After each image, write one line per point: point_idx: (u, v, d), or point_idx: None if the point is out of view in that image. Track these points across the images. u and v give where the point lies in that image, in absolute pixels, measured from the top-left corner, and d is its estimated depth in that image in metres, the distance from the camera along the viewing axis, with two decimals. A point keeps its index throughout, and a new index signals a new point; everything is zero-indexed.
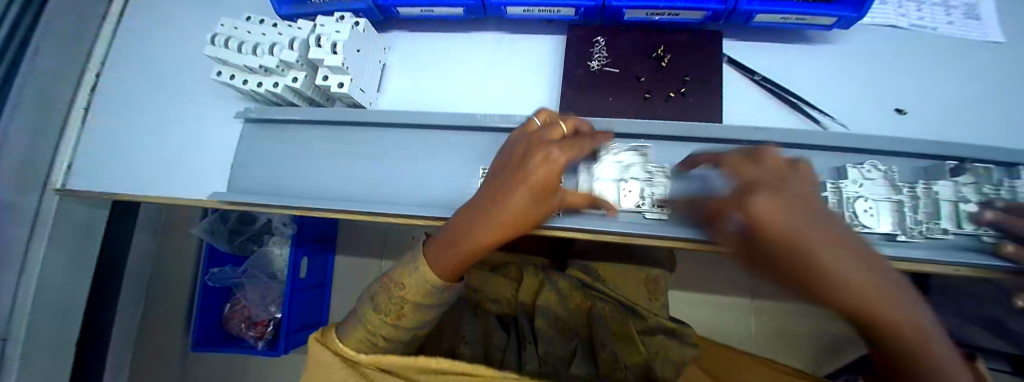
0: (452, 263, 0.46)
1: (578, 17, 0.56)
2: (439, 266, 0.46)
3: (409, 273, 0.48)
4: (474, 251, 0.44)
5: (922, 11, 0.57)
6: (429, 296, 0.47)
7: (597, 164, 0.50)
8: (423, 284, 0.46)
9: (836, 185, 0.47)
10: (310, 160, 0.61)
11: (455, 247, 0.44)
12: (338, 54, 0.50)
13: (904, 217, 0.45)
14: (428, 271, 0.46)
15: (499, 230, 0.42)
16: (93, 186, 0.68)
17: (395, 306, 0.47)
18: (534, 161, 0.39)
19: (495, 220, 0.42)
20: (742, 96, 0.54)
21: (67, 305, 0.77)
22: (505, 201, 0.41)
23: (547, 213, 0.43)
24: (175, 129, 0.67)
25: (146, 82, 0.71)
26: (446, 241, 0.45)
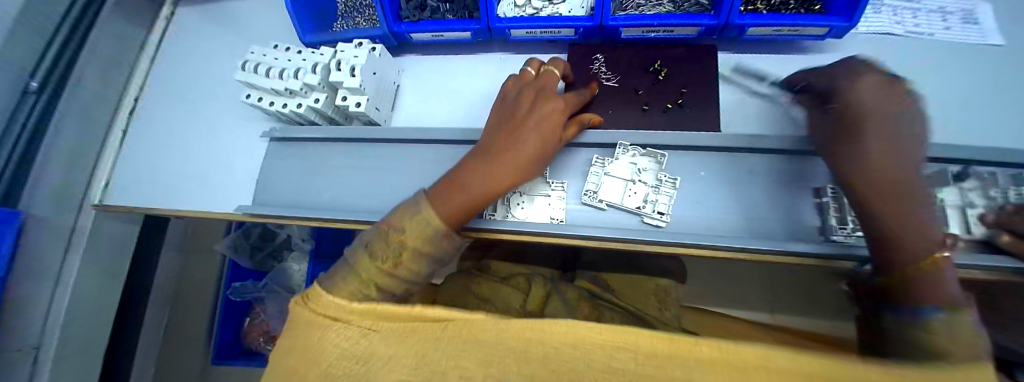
0: (464, 206, 0.39)
1: (577, 36, 0.59)
2: (445, 207, 0.38)
3: (409, 216, 0.37)
4: (482, 196, 0.39)
5: (918, 18, 0.58)
6: (431, 244, 0.37)
7: (613, 162, 0.53)
8: (424, 229, 0.36)
9: (836, 191, 0.45)
10: (327, 174, 0.65)
11: (464, 189, 0.39)
12: (356, 77, 0.55)
13: None
14: (433, 214, 0.37)
15: (517, 166, 0.41)
16: (130, 202, 0.74)
17: (391, 254, 0.36)
18: (544, 103, 0.44)
19: (513, 155, 0.41)
20: (740, 105, 0.56)
21: (99, 313, 0.81)
22: (523, 136, 0.42)
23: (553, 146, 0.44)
24: (206, 148, 0.73)
25: (182, 105, 0.78)
26: (455, 180, 0.39)
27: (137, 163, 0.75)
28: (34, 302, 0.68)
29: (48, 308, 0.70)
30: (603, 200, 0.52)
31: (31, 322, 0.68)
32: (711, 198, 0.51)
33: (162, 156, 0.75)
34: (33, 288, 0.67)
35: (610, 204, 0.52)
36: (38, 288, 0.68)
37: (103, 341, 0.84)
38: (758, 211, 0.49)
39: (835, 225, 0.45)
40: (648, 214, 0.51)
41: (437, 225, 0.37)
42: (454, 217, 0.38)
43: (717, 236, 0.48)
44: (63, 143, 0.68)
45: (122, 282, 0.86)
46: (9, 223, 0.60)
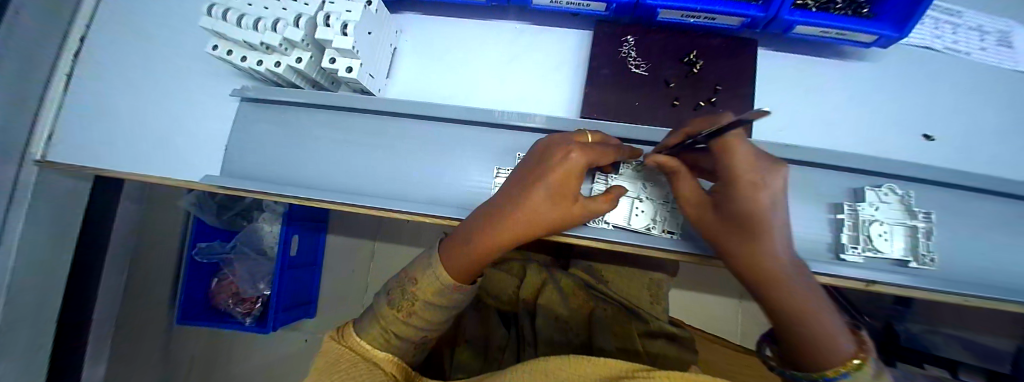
0: (468, 260, 0.42)
1: (608, 12, 0.52)
2: (451, 265, 0.43)
3: (424, 269, 0.44)
4: (484, 252, 0.42)
5: (957, 35, 0.56)
6: (440, 295, 0.43)
7: (618, 178, 0.50)
8: (435, 283, 0.42)
9: (853, 208, 0.46)
10: (310, 147, 0.57)
11: (465, 247, 0.42)
12: (347, 36, 0.46)
13: (916, 243, 0.44)
14: (440, 268, 0.43)
15: (515, 227, 0.41)
16: (80, 161, 0.64)
17: (407, 302, 0.43)
18: (550, 163, 0.39)
19: (510, 217, 0.41)
20: (770, 110, 0.52)
21: (48, 281, 0.73)
22: (523, 199, 0.40)
23: (564, 216, 0.41)
24: (165, 105, 0.63)
25: (141, 52, 0.66)
26: (459, 237, 0.43)
27: (90, 115, 0.65)
28: None
29: None
30: (608, 223, 0.49)
31: None
32: None
33: (121, 111, 0.65)
34: None
35: (616, 225, 0.49)
36: None
37: (55, 310, 0.76)
38: None
39: (846, 243, 0.46)
40: (657, 235, 0.48)
41: (446, 280, 0.42)
42: (460, 272, 0.43)
43: None
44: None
45: (73, 249, 0.77)
46: None
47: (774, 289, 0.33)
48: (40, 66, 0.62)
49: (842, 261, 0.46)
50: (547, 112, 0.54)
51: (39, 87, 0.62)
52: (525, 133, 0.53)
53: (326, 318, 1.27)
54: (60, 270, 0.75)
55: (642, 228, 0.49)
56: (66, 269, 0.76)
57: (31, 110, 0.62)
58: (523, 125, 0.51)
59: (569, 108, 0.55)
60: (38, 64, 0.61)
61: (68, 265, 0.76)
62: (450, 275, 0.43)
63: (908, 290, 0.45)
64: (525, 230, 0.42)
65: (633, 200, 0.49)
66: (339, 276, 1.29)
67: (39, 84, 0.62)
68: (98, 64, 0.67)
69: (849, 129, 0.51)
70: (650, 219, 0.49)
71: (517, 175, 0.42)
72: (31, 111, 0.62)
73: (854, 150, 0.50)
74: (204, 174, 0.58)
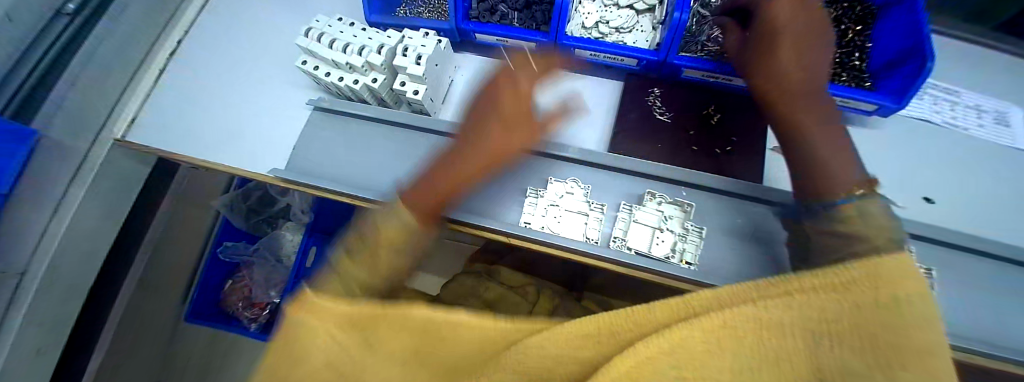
0: (431, 199, 0.51)
1: (639, 67, 0.62)
2: (411, 203, 0.50)
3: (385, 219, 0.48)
4: (450, 187, 0.54)
5: (955, 112, 0.63)
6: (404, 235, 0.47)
7: (640, 208, 0.55)
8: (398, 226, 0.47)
9: None
10: (365, 154, 0.64)
11: (433, 183, 0.52)
12: (421, 65, 0.56)
13: None
14: (401, 209, 0.49)
15: (479, 161, 0.54)
16: (156, 144, 0.73)
17: (367, 248, 0.46)
18: (502, 90, 0.57)
19: (472, 157, 0.54)
20: (783, 163, 0.58)
21: (95, 245, 0.78)
22: (482, 140, 0.56)
23: (507, 145, 0.56)
24: (243, 106, 0.73)
25: (231, 62, 0.78)
26: (423, 182, 0.53)
27: (173, 105, 0.75)
28: (32, 226, 0.63)
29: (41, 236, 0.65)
30: (630, 247, 0.53)
31: (23, 246, 0.63)
32: (740, 260, 0.52)
33: (204, 106, 0.75)
34: (29, 215, 0.62)
35: (637, 251, 0.54)
36: (37, 213, 0.63)
37: (91, 272, 0.81)
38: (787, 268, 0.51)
39: None
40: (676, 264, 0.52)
41: (413, 225, 0.49)
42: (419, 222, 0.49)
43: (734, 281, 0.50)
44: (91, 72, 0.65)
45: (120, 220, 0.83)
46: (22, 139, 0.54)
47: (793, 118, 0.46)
48: (130, 58, 0.73)
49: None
50: (578, 144, 0.62)
51: (128, 72, 0.73)
52: (557, 160, 0.60)
53: None
54: (104, 237, 0.80)
55: (664, 256, 0.53)
56: (111, 236, 0.82)
57: (117, 93, 0.72)
58: (557, 155, 0.59)
59: (598, 143, 0.62)
60: None
61: (112, 234, 0.82)
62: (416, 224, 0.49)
63: None
64: (487, 159, 0.56)
65: (655, 229, 0.53)
66: None
67: (127, 72, 0.73)
68: (192, 68, 0.79)
69: None
70: (670, 249, 0.53)
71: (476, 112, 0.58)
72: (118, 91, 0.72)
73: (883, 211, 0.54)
74: (269, 167, 0.66)
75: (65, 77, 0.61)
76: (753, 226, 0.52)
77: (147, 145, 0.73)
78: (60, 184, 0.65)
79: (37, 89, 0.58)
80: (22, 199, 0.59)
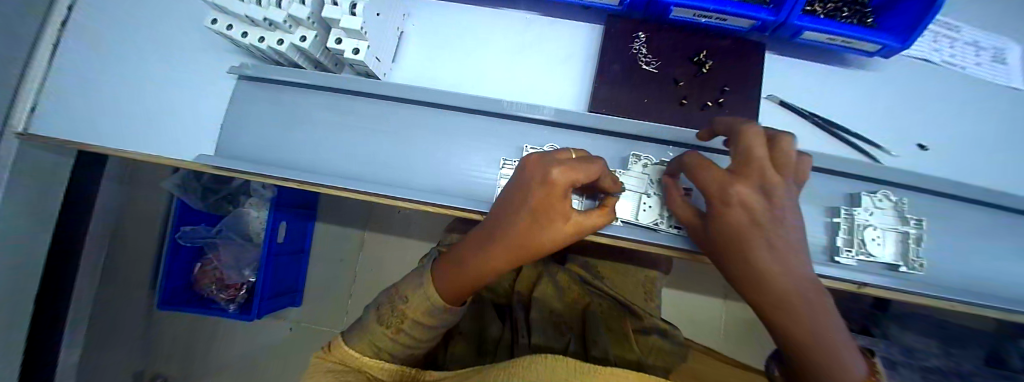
0: (463, 286, 0.41)
1: (621, 8, 0.52)
2: (444, 288, 0.41)
3: (412, 290, 0.43)
4: (484, 275, 0.40)
5: (954, 50, 0.58)
6: (428, 316, 0.41)
7: (625, 175, 0.49)
8: (423, 304, 0.41)
9: (849, 213, 0.47)
10: (309, 130, 0.55)
11: (461, 269, 0.40)
12: (355, 16, 0.45)
13: (907, 249, 0.46)
14: (433, 292, 0.41)
15: (509, 254, 0.39)
16: (74, 136, 0.60)
17: (395, 319, 0.42)
18: (529, 195, 0.35)
19: (501, 248, 0.39)
20: (777, 112, 0.53)
21: (29, 256, 0.70)
22: (507, 225, 0.38)
23: (559, 239, 0.38)
24: (155, 80, 0.61)
25: (130, 24, 0.64)
26: (453, 260, 0.42)
27: (83, 86, 0.62)
28: None
29: None
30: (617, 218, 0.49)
31: None
32: None
33: (107, 83, 0.61)
34: None
35: (623, 220, 0.49)
36: None
37: (31, 285, 0.73)
38: None
39: (841, 246, 0.47)
40: (663, 231, 0.49)
41: (436, 301, 0.41)
42: (453, 295, 0.41)
43: None
44: None
45: (52, 225, 0.73)
46: None
47: (754, 283, 0.34)
48: (21, 36, 0.58)
49: (838, 264, 0.47)
50: (554, 104, 0.54)
51: (23, 52, 0.58)
52: (533, 124, 0.53)
53: (313, 308, 1.22)
54: (39, 246, 0.72)
55: (651, 224, 0.49)
56: (44, 244, 0.73)
57: (13, 82, 0.58)
58: (531, 117, 0.51)
59: (576, 101, 0.54)
60: (24, 22, 0.57)
61: (47, 242, 0.73)
62: (442, 296, 0.41)
63: (884, 291, 0.48)
64: (522, 255, 0.39)
65: (641, 195, 0.49)
66: (327, 263, 1.25)
67: (22, 51, 0.58)
68: (82, 35, 0.64)
69: (857, 134, 0.52)
70: (657, 215, 0.49)
71: (490, 245, 0.39)
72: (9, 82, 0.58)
73: (878, 161, 0.51)
74: (199, 154, 0.56)
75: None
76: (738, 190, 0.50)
77: (64, 138, 0.60)
78: None
79: None
80: None
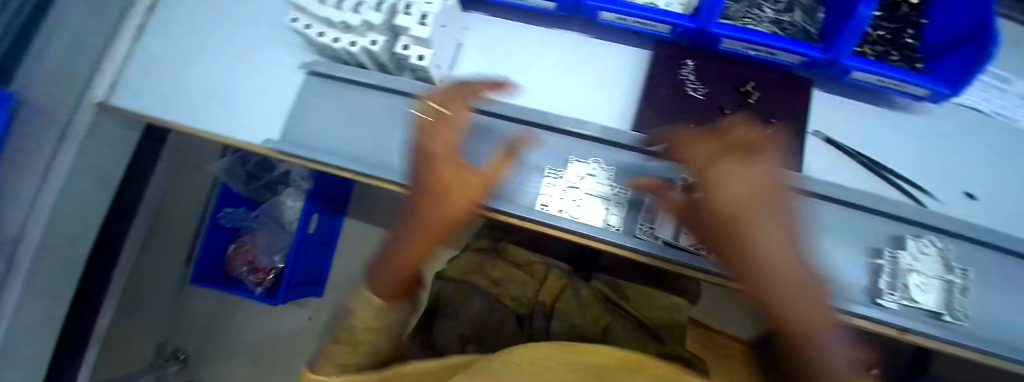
0: (399, 278, 0.43)
1: (672, 35, 0.55)
2: (379, 285, 0.43)
3: (358, 298, 0.45)
4: (413, 263, 0.44)
5: (1009, 101, 0.57)
6: (379, 318, 0.43)
7: (667, 194, 0.50)
8: (366, 308, 0.43)
9: (892, 255, 0.45)
10: (364, 125, 0.58)
11: (393, 259, 0.44)
12: (426, 26, 0.49)
13: (954, 300, 0.44)
14: (371, 295, 0.43)
15: (434, 226, 0.44)
16: (149, 111, 0.66)
17: (349, 333, 0.44)
18: (434, 154, 0.44)
19: (421, 219, 0.44)
20: (821, 148, 0.53)
21: (84, 215, 0.74)
22: (428, 198, 0.44)
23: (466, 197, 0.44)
24: (228, 68, 0.67)
25: (213, 15, 0.70)
26: (383, 261, 0.45)
27: (160, 65, 0.68)
28: None
29: None
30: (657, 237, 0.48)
31: None
32: None
33: (182, 65, 0.68)
34: None
35: (664, 240, 0.48)
36: (22, 178, 0.62)
37: (80, 244, 0.77)
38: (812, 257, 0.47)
39: (882, 289, 0.45)
40: (708, 256, 0.47)
41: (377, 299, 0.43)
42: (388, 289, 0.43)
43: None
44: None
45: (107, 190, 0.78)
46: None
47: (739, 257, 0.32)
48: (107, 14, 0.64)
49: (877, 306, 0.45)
50: (599, 121, 0.56)
51: (107, 29, 0.65)
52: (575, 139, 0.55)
53: (329, 301, 1.25)
54: (96, 208, 0.77)
55: (694, 247, 0.48)
56: (99, 208, 0.78)
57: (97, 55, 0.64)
58: (576, 131, 0.53)
59: (620, 120, 0.56)
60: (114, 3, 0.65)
61: (101, 205, 0.78)
62: (380, 294, 0.43)
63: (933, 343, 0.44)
64: (445, 223, 0.44)
65: None
66: (349, 257, 1.29)
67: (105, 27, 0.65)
68: (169, 21, 0.71)
69: (905, 178, 0.52)
70: None
71: (424, 219, 0.44)
72: (96, 57, 0.65)
73: (926, 206, 0.50)
74: (263, 138, 0.62)
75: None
76: None
77: (143, 113, 0.66)
78: None
79: (13, 45, 0.55)
80: None
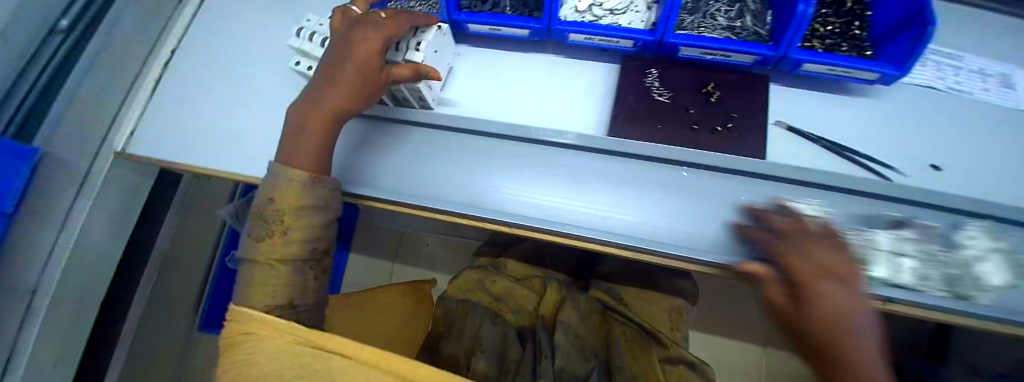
0: (310, 154, 0.49)
1: (635, 48, 0.61)
2: (297, 160, 0.49)
3: (282, 185, 0.47)
4: (321, 136, 0.50)
5: (958, 77, 0.62)
6: (308, 197, 0.48)
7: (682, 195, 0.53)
8: (291, 188, 0.47)
9: (886, 234, 0.48)
10: (363, 153, 0.63)
11: (303, 134, 0.50)
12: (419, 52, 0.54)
13: (944, 275, 0.46)
14: (294, 171, 0.48)
15: (340, 99, 0.49)
16: (163, 157, 0.71)
17: (279, 222, 0.46)
18: (353, 45, 0.49)
19: (332, 95, 0.49)
20: (786, 139, 0.57)
21: (105, 258, 0.77)
22: (340, 78, 0.49)
23: (353, 81, 0.49)
24: (236, 112, 0.73)
25: (220, 68, 0.77)
26: (296, 136, 0.50)
27: (174, 114, 0.74)
28: (36, 247, 0.61)
29: (49, 254, 0.63)
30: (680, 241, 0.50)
31: (30, 272, 0.60)
32: None
33: (195, 113, 0.74)
34: (40, 232, 0.60)
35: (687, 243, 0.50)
36: (44, 231, 0.61)
37: (98, 288, 0.78)
38: None
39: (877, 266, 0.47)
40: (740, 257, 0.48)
41: (299, 177, 0.48)
42: (308, 165, 0.49)
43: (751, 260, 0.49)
44: (89, 88, 0.64)
45: (127, 234, 0.81)
46: (24, 158, 0.53)
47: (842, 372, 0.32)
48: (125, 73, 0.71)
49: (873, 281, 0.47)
50: (578, 130, 0.61)
51: (125, 86, 0.71)
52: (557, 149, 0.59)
53: None
54: (114, 252, 0.79)
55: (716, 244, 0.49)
56: (118, 252, 0.80)
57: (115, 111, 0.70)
58: (556, 141, 0.57)
59: (597, 127, 0.61)
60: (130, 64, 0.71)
61: (120, 248, 0.81)
62: (302, 167, 0.49)
63: (905, 307, 0.48)
64: (346, 104, 0.50)
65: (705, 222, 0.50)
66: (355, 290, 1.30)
67: (124, 85, 0.71)
68: (179, 77, 0.77)
69: (870, 158, 0.55)
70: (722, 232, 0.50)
71: (337, 92, 0.49)
72: (113, 113, 0.70)
73: (893, 180, 0.53)
74: None
75: (62, 96, 0.59)
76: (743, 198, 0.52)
77: (159, 159, 0.71)
78: (63, 201, 0.63)
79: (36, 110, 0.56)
80: (30, 217, 0.58)
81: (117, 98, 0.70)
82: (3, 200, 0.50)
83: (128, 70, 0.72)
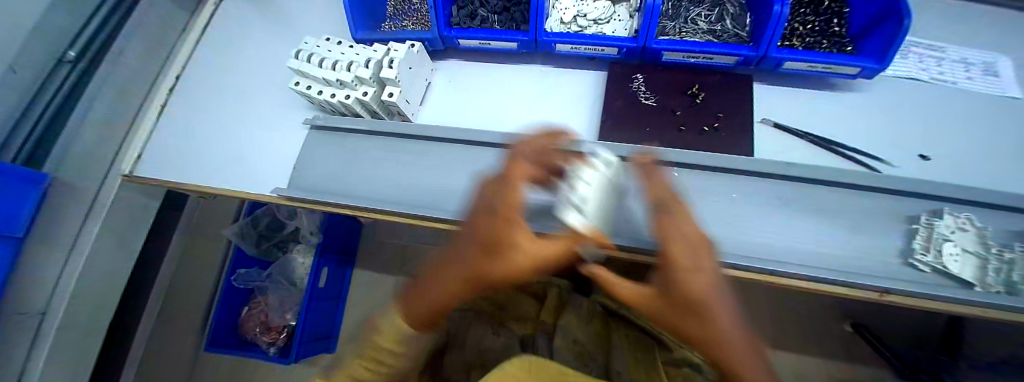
0: (423, 314, 0.55)
1: (620, 55, 0.63)
2: (407, 318, 0.55)
3: (386, 318, 0.57)
4: (436, 308, 0.54)
5: (942, 67, 0.63)
6: (405, 344, 0.57)
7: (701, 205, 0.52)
8: (394, 331, 0.55)
9: (930, 223, 0.47)
10: (362, 167, 0.66)
11: (418, 305, 0.55)
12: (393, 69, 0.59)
13: (984, 273, 0.46)
14: (401, 322, 0.55)
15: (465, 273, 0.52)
16: (168, 178, 0.73)
17: (375, 348, 0.58)
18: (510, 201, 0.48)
19: (470, 258, 0.51)
20: (774, 135, 0.58)
21: (113, 279, 0.78)
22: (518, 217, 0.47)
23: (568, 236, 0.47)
24: (239, 133, 0.76)
25: (223, 91, 0.81)
26: (413, 300, 0.55)
27: (179, 137, 0.77)
28: (45, 270, 0.63)
29: (58, 277, 0.65)
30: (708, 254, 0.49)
31: (40, 295, 0.62)
32: (754, 230, 0.51)
33: (199, 135, 0.77)
34: (48, 255, 0.62)
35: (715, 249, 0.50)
36: (52, 254, 0.63)
37: (106, 310, 0.80)
38: (781, 232, 0.50)
39: (915, 250, 0.47)
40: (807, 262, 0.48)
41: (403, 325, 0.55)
42: (415, 324, 0.55)
43: (745, 256, 0.50)
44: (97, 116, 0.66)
45: (133, 255, 0.83)
46: (33, 184, 0.55)
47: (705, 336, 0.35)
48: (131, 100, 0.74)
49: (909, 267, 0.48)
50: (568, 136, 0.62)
51: (131, 112, 0.74)
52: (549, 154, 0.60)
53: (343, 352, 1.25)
54: (122, 273, 0.81)
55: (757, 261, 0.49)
56: (126, 273, 0.82)
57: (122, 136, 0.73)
58: None
59: (586, 132, 0.62)
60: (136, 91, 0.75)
61: (128, 269, 0.82)
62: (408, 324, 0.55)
63: (913, 299, 0.47)
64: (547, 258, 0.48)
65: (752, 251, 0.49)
66: (359, 304, 1.30)
67: (130, 111, 0.74)
68: (183, 101, 0.80)
69: (858, 150, 0.56)
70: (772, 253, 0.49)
71: (477, 249, 0.50)
72: (120, 138, 0.73)
73: (882, 171, 0.53)
74: (273, 187, 0.69)
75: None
76: (734, 195, 0.53)
77: (164, 179, 0.73)
78: (71, 225, 0.65)
79: None
80: (40, 242, 0.60)
81: (124, 124, 0.73)
82: (13, 224, 0.52)
83: (136, 96, 0.75)
